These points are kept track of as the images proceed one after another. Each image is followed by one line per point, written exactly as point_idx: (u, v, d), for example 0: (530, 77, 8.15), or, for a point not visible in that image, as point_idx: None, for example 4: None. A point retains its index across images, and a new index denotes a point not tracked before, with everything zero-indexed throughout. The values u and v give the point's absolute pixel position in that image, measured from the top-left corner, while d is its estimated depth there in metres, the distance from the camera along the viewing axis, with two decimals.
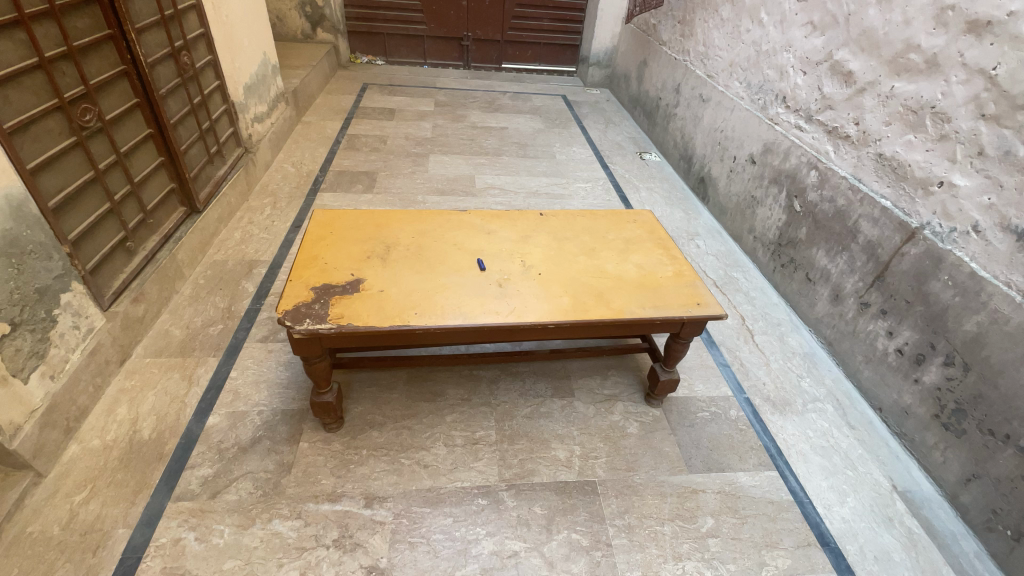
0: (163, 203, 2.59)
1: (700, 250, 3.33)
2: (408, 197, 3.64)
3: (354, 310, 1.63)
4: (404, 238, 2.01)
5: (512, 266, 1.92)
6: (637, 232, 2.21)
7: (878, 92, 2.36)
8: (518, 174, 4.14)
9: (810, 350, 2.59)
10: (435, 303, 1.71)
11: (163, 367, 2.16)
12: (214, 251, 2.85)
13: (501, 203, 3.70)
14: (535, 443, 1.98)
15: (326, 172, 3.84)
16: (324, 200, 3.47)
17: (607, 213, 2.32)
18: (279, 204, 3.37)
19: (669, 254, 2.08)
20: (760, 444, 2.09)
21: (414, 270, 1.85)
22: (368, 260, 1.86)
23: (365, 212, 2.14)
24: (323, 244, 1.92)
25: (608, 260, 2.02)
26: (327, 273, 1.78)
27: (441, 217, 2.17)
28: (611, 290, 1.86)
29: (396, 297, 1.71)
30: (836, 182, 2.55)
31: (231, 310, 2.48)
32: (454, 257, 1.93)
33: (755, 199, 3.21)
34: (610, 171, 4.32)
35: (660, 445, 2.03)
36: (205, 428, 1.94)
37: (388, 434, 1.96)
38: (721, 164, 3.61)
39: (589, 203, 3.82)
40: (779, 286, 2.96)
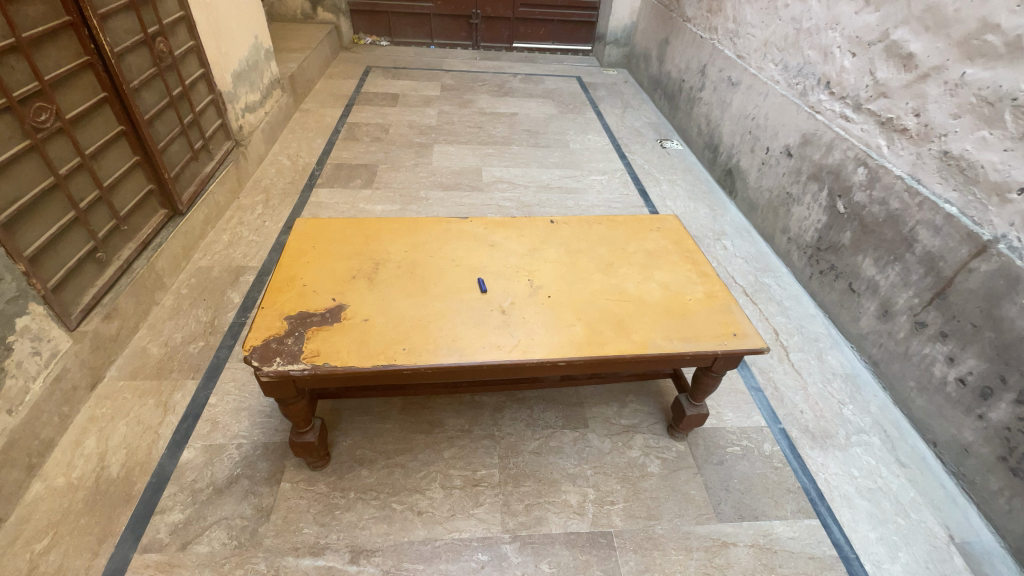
0: (140, 207, 2.39)
1: (727, 252, 3.04)
2: (410, 192, 3.39)
3: (332, 346, 1.41)
4: (395, 253, 1.77)
5: (518, 287, 1.68)
6: (661, 243, 1.94)
7: (946, 79, 2.03)
8: (528, 166, 3.85)
9: (853, 371, 2.32)
10: (427, 335, 1.47)
11: (136, 392, 1.98)
12: (199, 256, 2.66)
13: (509, 199, 3.43)
14: (543, 486, 1.76)
15: (323, 165, 3.60)
16: (319, 196, 3.25)
17: (626, 219, 2.06)
18: (271, 203, 3.15)
19: (698, 270, 1.82)
20: (798, 486, 1.85)
21: (405, 292, 1.61)
22: (353, 281, 1.64)
23: (353, 221, 1.91)
24: (303, 261, 1.70)
25: (629, 278, 1.76)
26: (305, 297, 1.56)
27: (439, 226, 1.93)
28: (632, 317, 1.60)
29: (382, 327, 1.48)
30: (888, 182, 2.24)
31: (213, 325, 2.29)
32: (452, 276, 1.70)
33: (790, 197, 2.90)
34: (628, 161, 4.01)
35: (684, 487, 1.80)
36: (178, 465, 1.76)
37: (378, 473, 1.76)
38: (751, 155, 3.29)
39: (605, 197, 3.52)
40: (817, 295, 2.68)
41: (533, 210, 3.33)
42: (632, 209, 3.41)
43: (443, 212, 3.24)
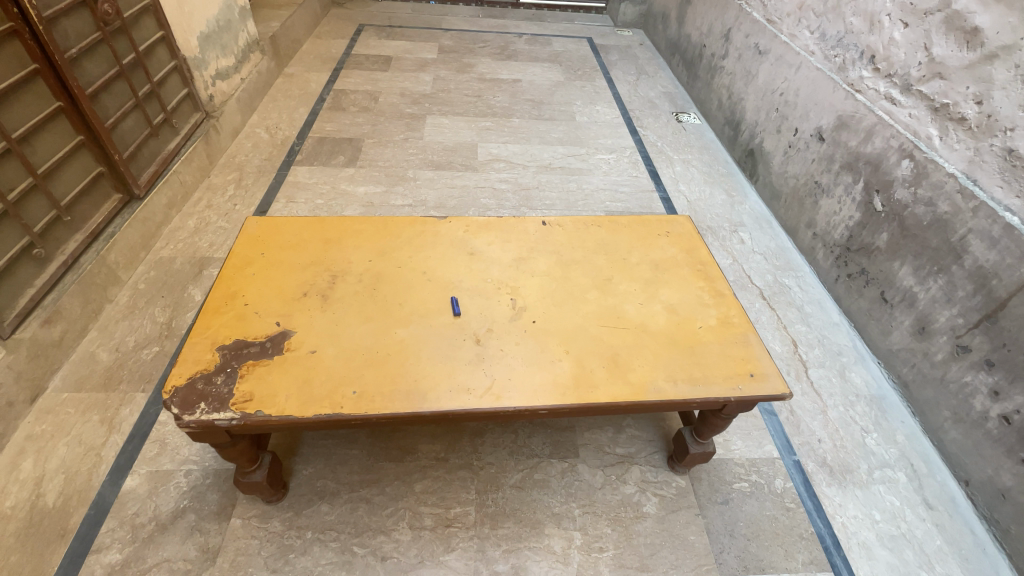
0: (87, 193, 2.15)
1: (745, 247, 2.75)
2: (396, 172, 3.10)
3: (269, 388, 1.19)
4: (357, 264, 1.53)
5: (497, 309, 1.43)
6: (670, 252, 1.67)
7: (1018, 62, 1.72)
8: (529, 141, 3.52)
9: (879, 393, 2.08)
10: (383, 374, 1.24)
11: (80, 407, 1.80)
12: (160, 246, 2.43)
13: (506, 181, 3.12)
14: (523, 528, 1.58)
15: (304, 138, 3.29)
16: (297, 176, 2.97)
17: (630, 221, 1.78)
18: (244, 182, 2.89)
19: (711, 288, 1.55)
20: (811, 532, 1.64)
21: (363, 315, 1.37)
22: (304, 300, 1.40)
23: (312, 222, 1.66)
24: (248, 274, 1.47)
25: (629, 298, 1.50)
26: (245, 323, 1.33)
27: (412, 228, 1.67)
28: (630, 350, 1.35)
29: (330, 364, 1.25)
30: (937, 180, 1.93)
31: (170, 328, 2.09)
32: (420, 294, 1.45)
33: (820, 188, 2.58)
34: (639, 137, 3.65)
35: (683, 532, 1.60)
36: (120, 495, 1.60)
37: (340, 509, 1.58)
38: (777, 136, 2.94)
39: (612, 180, 3.20)
40: (843, 301, 2.41)
41: (532, 194, 3.03)
42: (641, 194, 3.10)
43: (432, 195, 2.95)
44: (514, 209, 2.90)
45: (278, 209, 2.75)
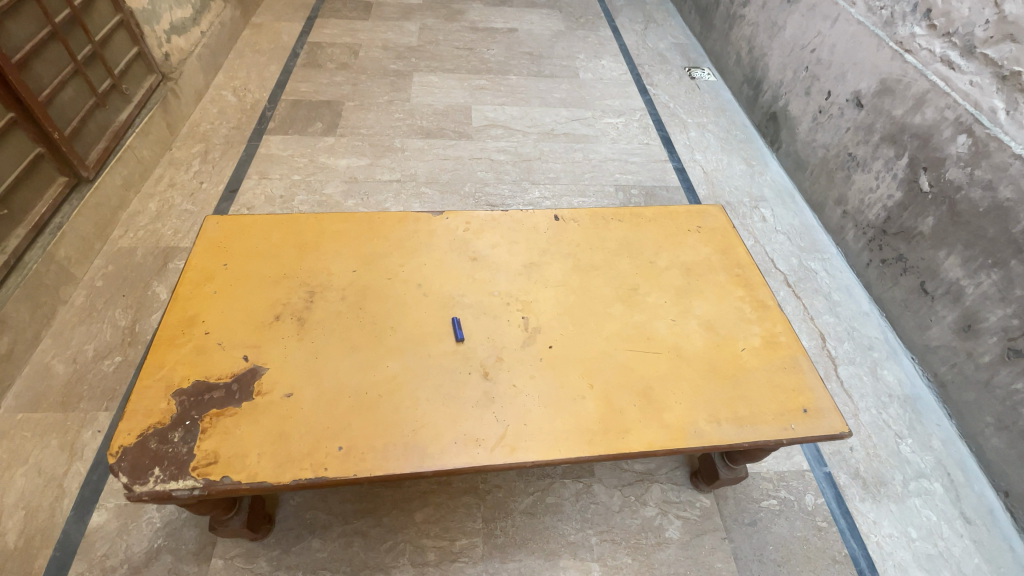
0: (26, 180, 1.86)
1: (767, 225, 2.52)
2: (382, 141, 2.78)
3: (237, 447, 0.99)
4: (340, 275, 1.29)
5: (506, 331, 1.21)
6: (703, 252, 1.45)
7: None
8: (529, 103, 3.18)
9: (913, 393, 1.93)
10: (375, 422, 1.04)
11: (37, 430, 1.60)
12: (119, 234, 2.17)
13: (504, 149, 2.82)
14: (536, 560, 1.44)
15: (277, 102, 2.94)
16: (270, 148, 2.65)
17: (656, 212, 1.54)
18: (211, 156, 2.57)
19: (752, 298, 1.35)
20: (845, 554, 1.52)
21: (348, 344, 1.16)
22: (277, 326, 1.18)
23: (283, 223, 1.41)
24: (210, 293, 1.23)
25: (659, 312, 1.29)
26: (206, 358, 1.12)
27: (402, 227, 1.42)
28: (664, 381, 1.15)
29: (310, 411, 1.05)
30: (1001, 162, 1.71)
31: (134, 333, 1.86)
32: (415, 313, 1.23)
33: (854, 161, 2.34)
34: (649, 97, 3.31)
35: (709, 560, 1.48)
36: (86, 533, 1.43)
37: (333, 545, 1.43)
38: (805, 99, 2.65)
39: (621, 148, 2.90)
40: (874, 289, 2.22)
41: (533, 165, 2.74)
42: (653, 164, 2.82)
43: (423, 168, 2.65)
44: (514, 183, 2.62)
45: (250, 187, 2.46)
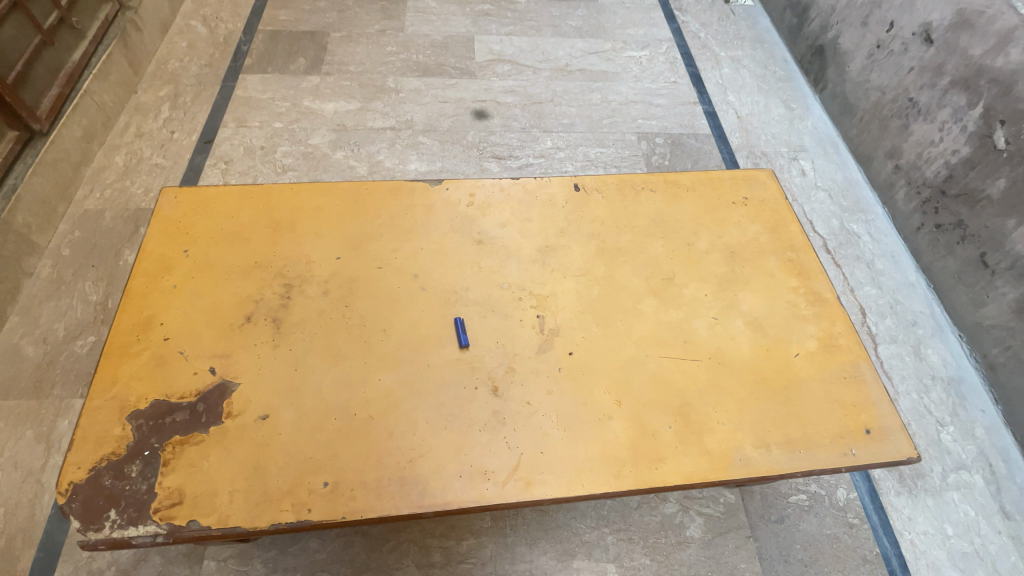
0: None
1: (806, 181, 2.25)
2: (374, 80, 2.45)
3: (204, 484, 0.85)
4: (321, 264, 1.09)
5: (519, 334, 1.02)
6: (750, 231, 1.23)
7: None
8: (540, 32, 2.78)
9: (959, 375, 1.77)
10: (365, 451, 0.89)
11: (9, 419, 1.48)
12: (83, 195, 1.95)
13: (511, 90, 2.47)
14: (549, 561, 1.36)
15: (253, 32, 2.57)
16: (248, 89, 2.34)
17: (695, 181, 1.30)
18: (182, 100, 2.28)
19: (807, 289, 1.15)
20: (876, 553, 1.43)
21: (332, 352, 0.98)
22: (248, 330, 1.00)
23: (253, 197, 1.19)
24: (169, 289, 1.05)
25: (700, 308, 1.09)
26: (165, 371, 0.95)
27: (394, 201, 1.20)
28: (705, 396, 0.98)
29: (289, 437, 0.89)
30: None
31: (107, 309, 1.70)
32: (410, 312, 1.04)
33: (916, 108, 2.03)
34: (677, 24, 2.89)
35: (731, 560, 1.39)
36: (70, 533, 1.34)
37: (332, 546, 1.34)
38: (861, 29, 2.28)
39: (645, 88, 2.55)
40: (923, 257, 2.00)
41: (545, 109, 2.41)
42: (681, 107, 2.49)
43: (420, 112, 2.34)
44: (523, 131, 2.32)
45: (227, 137, 2.19)
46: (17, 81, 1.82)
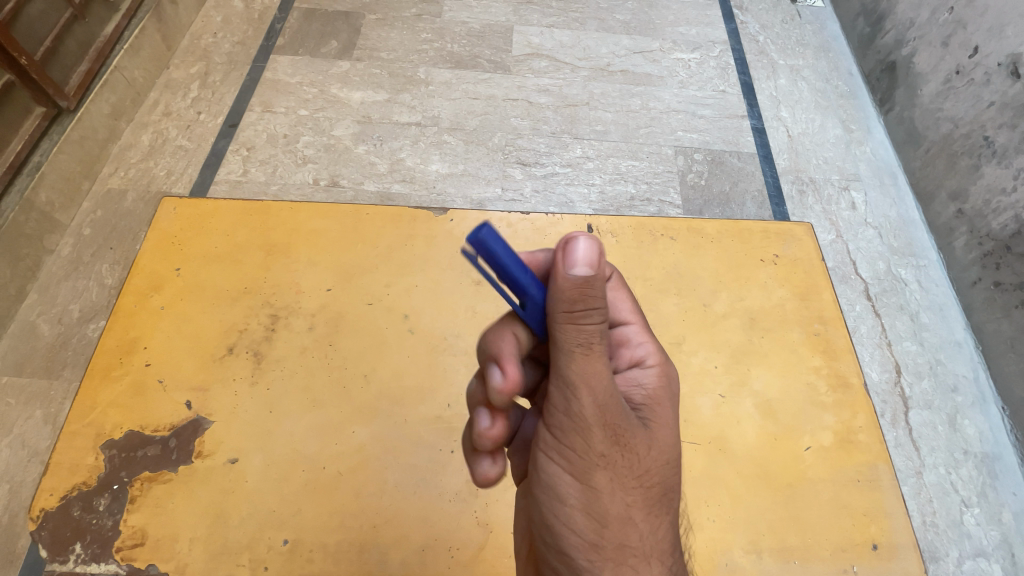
0: None
1: (854, 216, 1.99)
2: (404, 56, 2.21)
3: (167, 528, 0.84)
4: (310, 295, 1.06)
5: None
6: (777, 294, 1.12)
7: None
8: (586, 10, 2.45)
9: (995, 452, 1.59)
10: (329, 509, 0.86)
11: (19, 397, 1.45)
12: (109, 172, 1.82)
13: (545, 87, 2.19)
14: None
15: (289, 9, 2.28)
16: (278, 66, 2.11)
17: (722, 232, 1.19)
18: (212, 79, 2.06)
19: (831, 369, 1.04)
20: None
21: (309, 397, 0.95)
22: (229, 363, 0.98)
23: (252, 213, 1.14)
24: (157, 310, 1.01)
25: (706, 382, 1.02)
26: (142, 401, 0.93)
27: (394, 229, 1.13)
28: (698, 486, 0.92)
29: (255, 486, 0.87)
30: None
31: (109, 284, 1.64)
32: (394, 357, 1.00)
33: (990, 148, 1.75)
34: (734, 24, 2.48)
35: None
36: None
37: None
38: (935, 47, 1.98)
39: (690, 95, 2.25)
40: (974, 314, 1.78)
41: (579, 112, 2.15)
42: (727, 120, 2.20)
43: (448, 109, 2.09)
44: (553, 136, 2.08)
45: (253, 122, 1.97)
46: (8, 20, 1.53)
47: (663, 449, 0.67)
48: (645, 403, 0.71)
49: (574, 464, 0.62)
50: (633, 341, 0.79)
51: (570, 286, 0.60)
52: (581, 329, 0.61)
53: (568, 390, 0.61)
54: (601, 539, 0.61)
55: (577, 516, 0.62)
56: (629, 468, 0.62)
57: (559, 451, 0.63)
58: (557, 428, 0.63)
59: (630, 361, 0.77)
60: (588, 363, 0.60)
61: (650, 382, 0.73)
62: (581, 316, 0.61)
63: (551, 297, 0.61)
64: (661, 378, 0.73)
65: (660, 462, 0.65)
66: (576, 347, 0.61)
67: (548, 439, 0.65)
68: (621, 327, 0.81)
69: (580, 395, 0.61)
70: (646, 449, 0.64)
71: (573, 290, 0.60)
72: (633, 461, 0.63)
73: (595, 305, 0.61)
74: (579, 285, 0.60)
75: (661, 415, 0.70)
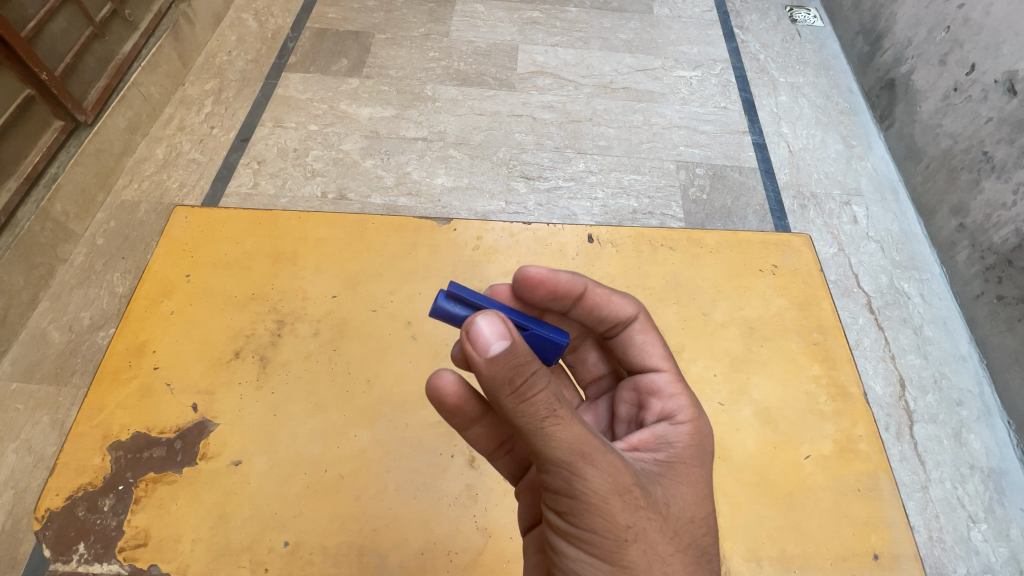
0: (13, 126, 1.54)
1: (856, 230, 2.00)
2: (412, 74, 2.26)
3: (170, 529, 0.85)
4: (316, 302, 1.08)
5: None
6: (776, 304, 1.13)
7: None
8: (590, 30, 2.51)
9: (1002, 467, 1.58)
10: (330, 512, 0.87)
11: (28, 403, 1.47)
12: (123, 184, 1.87)
13: (549, 104, 2.24)
14: None
15: (301, 29, 2.36)
16: (290, 83, 2.18)
17: (721, 243, 1.21)
18: (225, 95, 2.13)
19: (830, 379, 1.04)
20: None
21: (313, 401, 0.96)
22: (235, 367, 0.99)
23: (261, 223, 1.17)
24: (166, 315, 1.03)
25: (705, 391, 1.02)
26: (149, 403, 0.94)
27: (399, 238, 1.16)
28: None
29: (258, 488, 0.88)
30: None
31: (120, 293, 1.67)
32: (397, 363, 1.02)
33: (990, 163, 1.77)
34: (735, 43, 2.53)
35: None
36: None
37: None
38: (934, 65, 2.01)
39: (692, 112, 2.29)
40: (978, 328, 1.78)
41: (582, 128, 2.19)
42: (728, 136, 2.23)
43: (454, 124, 2.14)
44: (556, 151, 2.12)
45: (264, 136, 2.03)
46: (32, 38, 1.59)
47: (687, 508, 0.66)
48: (669, 460, 0.69)
49: (600, 544, 0.59)
50: (664, 392, 0.77)
51: (501, 363, 0.57)
52: (536, 402, 0.57)
53: (563, 469, 0.58)
54: None
55: None
56: (660, 535, 0.61)
57: (580, 537, 0.60)
58: (569, 512, 0.60)
59: (659, 414, 0.76)
60: (579, 438, 0.58)
61: (680, 440, 0.71)
62: (525, 388, 0.57)
63: (488, 383, 0.58)
64: (693, 436, 0.71)
65: (686, 521, 0.64)
66: (547, 420, 0.57)
67: (563, 524, 0.61)
68: (653, 372, 0.80)
69: (582, 470, 0.58)
70: (671, 511, 0.63)
71: (505, 370, 0.56)
72: (662, 524, 0.61)
73: (533, 371, 0.58)
74: (508, 357, 0.56)
75: (688, 474, 0.68)
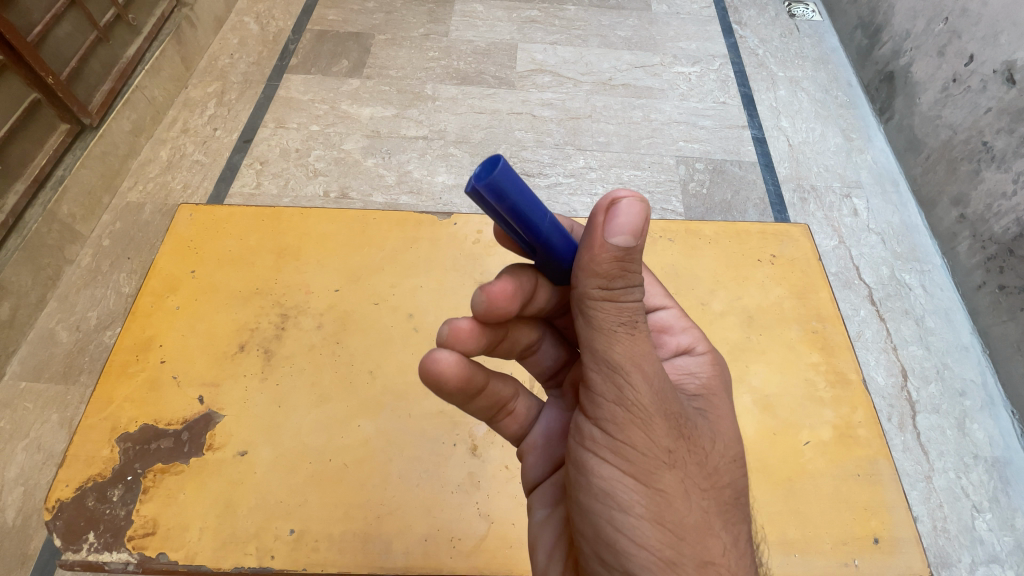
0: (20, 130, 1.56)
1: (857, 222, 2.00)
2: (411, 74, 2.28)
3: (177, 518, 0.86)
4: (318, 296, 1.09)
5: None
6: (774, 293, 1.13)
7: None
8: (588, 27, 2.52)
9: (1006, 457, 1.57)
10: (334, 501, 0.88)
11: (38, 401, 1.49)
12: (128, 186, 1.89)
13: (548, 101, 2.25)
14: None
15: (301, 31, 2.38)
16: (291, 85, 2.20)
17: (719, 235, 1.21)
18: (228, 97, 2.15)
19: (829, 366, 1.04)
20: None
21: (316, 393, 0.98)
22: (240, 360, 1.01)
23: (264, 219, 1.18)
24: (172, 310, 1.05)
25: None
26: (156, 396, 0.96)
27: (400, 233, 1.17)
28: None
29: (264, 478, 0.90)
30: None
31: (126, 293, 1.69)
32: (399, 354, 1.03)
33: (989, 153, 1.77)
34: (734, 39, 2.54)
35: None
36: None
37: None
38: (933, 56, 2.01)
39: (691, 107, 2.30)
40: (980, 319, 1.78)
41: (581, 125, 2.20)
42: (728, 131, 2.24)
43: (454, 123, 2.16)
44: (556, 148, 2.13)
45: (266, 137, 2.05)
46: (38, 43, 1.61)
47: (730, 446, 0.67)
48: (705, 395, 0.72)
49: (639, 462, 0.60)
50: (676, 327, 0.82)
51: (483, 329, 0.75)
52: (622, 308, 0.61)
53: (616, 376, 0.60)
54: (678, 554, 0.59)
55: (645, 528, 0.59)
56: (698, 465, 0.62)
57: (617, 451, 0.61)
58: (610, 420, 0.61)
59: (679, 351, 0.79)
60: (638, 351, 0.60)
61: (705, 373, 0.74)
62: (620, 292, 0.61)
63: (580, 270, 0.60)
64: (715, 368, 0.75)
65: (727, 460, 0.65)
66: (620, 329, 0.61)
67: (598, 435, 0.63)
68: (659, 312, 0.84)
69: (631, 379, 0.60)
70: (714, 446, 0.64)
71: (611, 261, 0.59)
72: (699, 458, 0.63)
73: (632, 281, 0.62)
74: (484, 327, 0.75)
75: (722, 405, 0.71)
